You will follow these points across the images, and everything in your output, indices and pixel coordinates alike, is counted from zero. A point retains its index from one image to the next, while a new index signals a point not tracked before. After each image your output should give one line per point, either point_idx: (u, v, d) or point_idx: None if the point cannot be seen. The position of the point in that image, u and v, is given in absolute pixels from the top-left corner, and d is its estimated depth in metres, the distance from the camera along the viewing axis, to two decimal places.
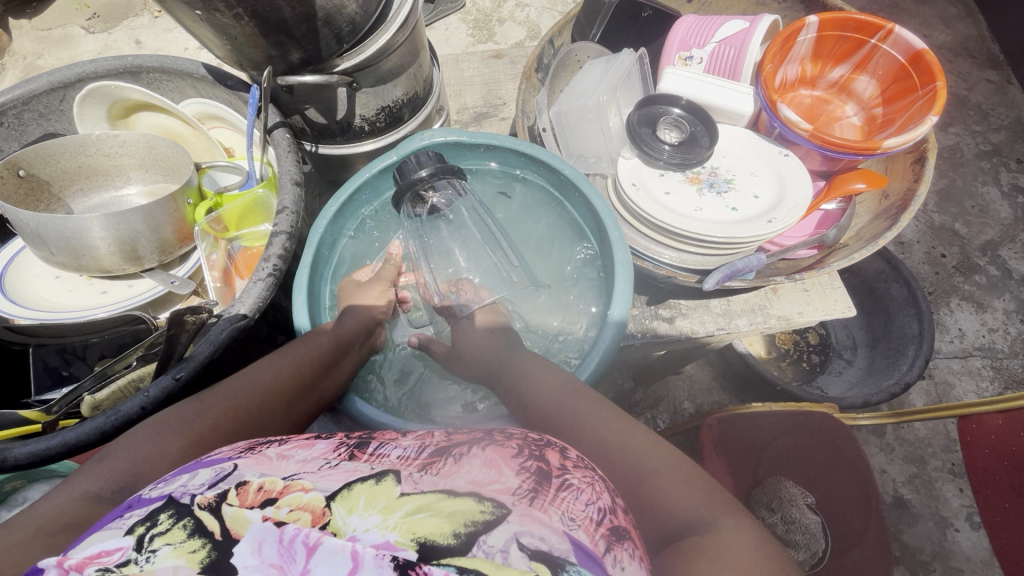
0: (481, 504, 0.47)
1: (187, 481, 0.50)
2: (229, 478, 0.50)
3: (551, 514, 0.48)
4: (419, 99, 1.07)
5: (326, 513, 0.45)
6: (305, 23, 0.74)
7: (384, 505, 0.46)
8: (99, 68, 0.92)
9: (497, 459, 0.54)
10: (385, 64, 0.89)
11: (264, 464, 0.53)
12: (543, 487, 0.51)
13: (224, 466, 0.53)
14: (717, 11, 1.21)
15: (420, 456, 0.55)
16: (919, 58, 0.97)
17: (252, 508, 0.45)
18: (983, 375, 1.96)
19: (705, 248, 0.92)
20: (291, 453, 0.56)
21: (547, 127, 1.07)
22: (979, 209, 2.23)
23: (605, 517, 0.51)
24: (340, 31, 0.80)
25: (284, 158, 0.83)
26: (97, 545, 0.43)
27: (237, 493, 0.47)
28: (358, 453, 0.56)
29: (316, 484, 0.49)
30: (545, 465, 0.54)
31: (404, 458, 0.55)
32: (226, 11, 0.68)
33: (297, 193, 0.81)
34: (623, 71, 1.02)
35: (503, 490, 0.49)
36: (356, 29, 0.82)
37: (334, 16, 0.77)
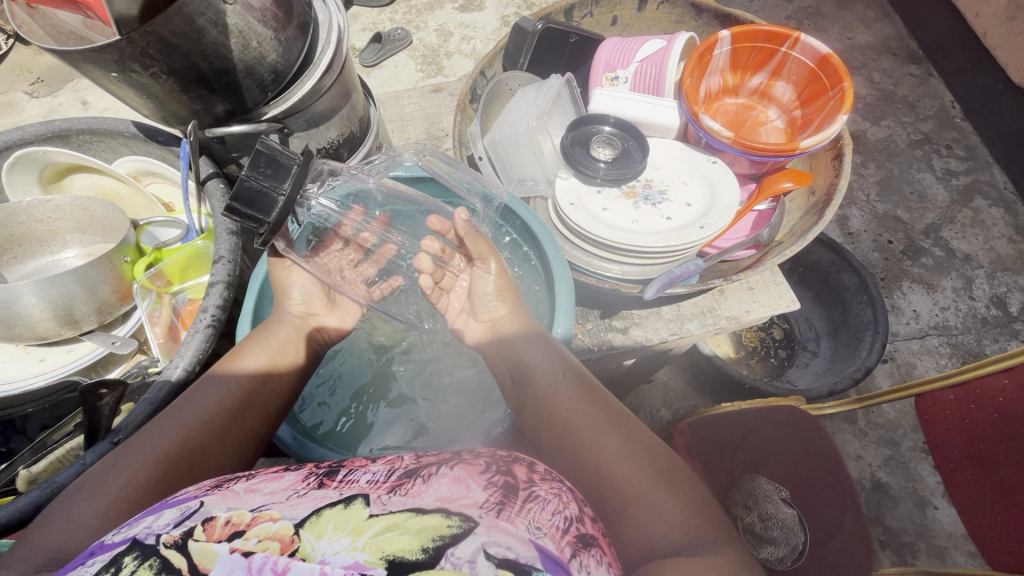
0: (449, 518, 0.48)
1: (152, 523, 0.51)
2: (195, 515, 0.51)
3: (517, 524, 0.49)
4: (357, 138, 1.09)
5: (294, 540, 0.45)
6: (224, 76, 0.76)
7: (352, 527, 0.47)
8: (25, 135, 0.90)
9: (465, 476, 0.55)
10: (315, 107, 0.91)
11: (231, 498, 0.54)
12: (510, 498, 0.52)
13: (190, 504, 0.54)
14: (639, 32, 1.27)
15: (389, 479, 0.56)
16: (826, 62, 1.03)
17: (219, 541, 0.46)
18: (941, 353, 2.04)
19: (646, 259, 0.95)
20: (258, 487, 0.56)
21: (483, 156, 1.09)
22: (918, 194, 2.34)
23: (572, 525, 0.52)
24: (263, 81, 0.81)
25: (218, 209, 0.82)
26: None
27: (205, 529, 0.48)
28: (326, 481, 0.57)
29: (284, 512, 0.50)
30: (512, 479, 0.56)
31: (373, 482, 0.56)
32: (144, 71, 0.70)
33: (233, 242, 0.81)
34: (552, 96, 1.05)
35: (472, 504, 0.51)
36: (280, 78, 0.83)
37: (254, 67, 0.78)
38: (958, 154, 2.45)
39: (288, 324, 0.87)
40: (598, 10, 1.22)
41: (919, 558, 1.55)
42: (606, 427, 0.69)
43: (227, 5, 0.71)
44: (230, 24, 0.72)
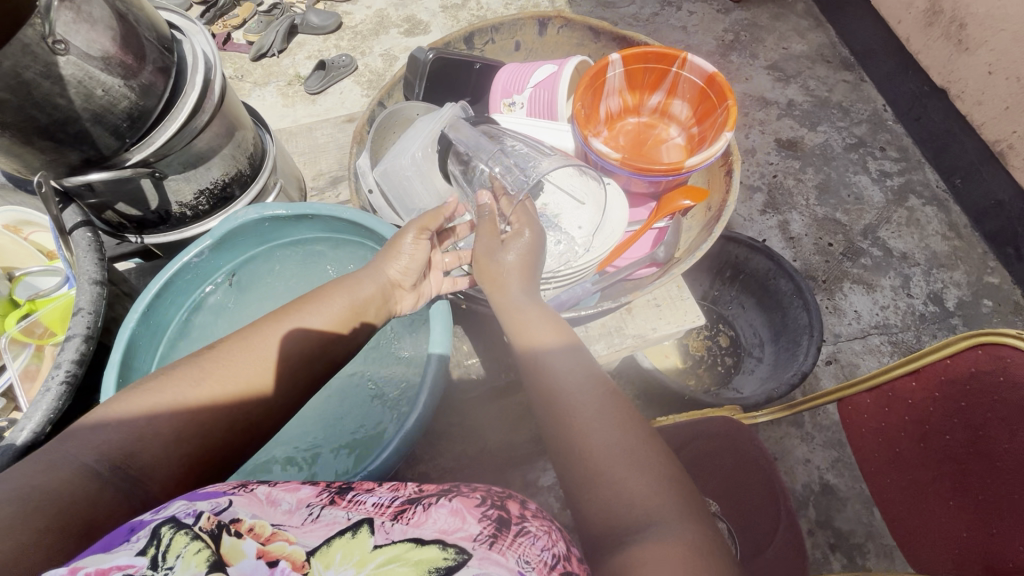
0: (446, 551, 0.56)
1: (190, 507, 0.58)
2: (225, 512, 0.58)
3: (507, 557, 0.57)
4: (247, 176, 1.26)
5: (305, 565, 0.54)
6: (75, 124, 0.92)
7: (358, 559, 0.55)
8: None
9: (462, 508, 0.62)
10: (184, 150, 1.08)
11: (258, 505, 0.61)
12: (503, 533, 0.60)
13: (221, 500, 0.61)
14: (544, 56, 1.29)
15: (394, 503, 0.63)
16: (713, 80, 1.06)
17: (248, 542, 0.56)
18: (883, 352, 2.06)
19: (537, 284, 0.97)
20: (279, 498, 0.63)
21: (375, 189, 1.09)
22: (855, 197, 2.40)
23: (560, 562, 0.60)
24: (117, 128, 0.97)
25: (83, 259, 0.89)
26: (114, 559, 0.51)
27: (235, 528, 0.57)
28: (338, 499, 0.64)
29: (300, 537, 0.57)
30: (505, 513, 0.64)
31: (380, 505, 0.63)
32: None
33: (95, 291, 0.87)
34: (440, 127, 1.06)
35: (467, 537, 0.59)
36: (136, 122, 0.99)
37: (104, 115, 0.94)
38: (892, 156, 2.51)
39: (380, 286, 0.96)
40: (500, 37, 1.23)
41: (868, 560, 1.55)
42: (611, 434, 0.72)
43: (60, 58, 0.86)
44: (69, 76, 0.88)
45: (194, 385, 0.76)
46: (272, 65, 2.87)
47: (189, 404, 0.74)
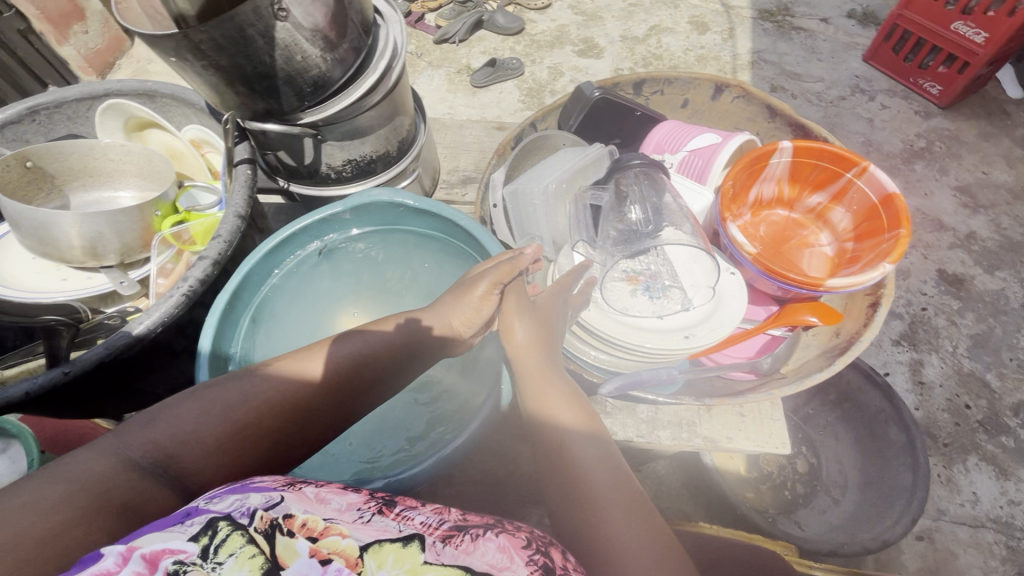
0: None
1: (243, 500, 0.62)
2: (278, 506, 0.62)
3: None
4: (392, 156, 1.34)
5: (358, 563, 0.57)
6: (268, 81, 1.01)
7: (409, 567, 0.59)
8: (121, 88, 1.10)
9: (509, 546, 0.64)
10: (350, 124, 1.17)
11: (306, 501, 0.65)
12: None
13: (272, 495, 0.64)
14: (708, 120, 1.24)
15: (441, 526, 0.67)
16: (890, 201, 0.94)
17: (299, 540, 0.58)
18: (993, 552, 1.73)
19: (622, 352, 0.94)
20: (327, 497, 0.68)
21: (498, 204, 1.08)
22: (1019, 364, 2.04)
23: None
24: (302, 91, 1.07)
25: (236, 192, 0.98)
26: (162, 543, 0.54)
27: (287, 523, 0.60)
28: (385, 509, 0.68)
29: (351, 532, 0.62)
30: (550, 561, 0.63)
31: (426, 525, 0.67)
32: (197, 63, 0.95)
33: (235, 225, 0.95)
34: (584, 163, 1.06)
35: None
36: (317, 90, 1.08)
37: (295, 79, 1.04)
38: None
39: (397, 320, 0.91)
40: (671, 90, 1.20)
41: None
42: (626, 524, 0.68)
43: (278, 23, 0.96)
44: (278, 40, 0.97)
45: (228, 409, 0.74)
46: (449, 51, 3.06)
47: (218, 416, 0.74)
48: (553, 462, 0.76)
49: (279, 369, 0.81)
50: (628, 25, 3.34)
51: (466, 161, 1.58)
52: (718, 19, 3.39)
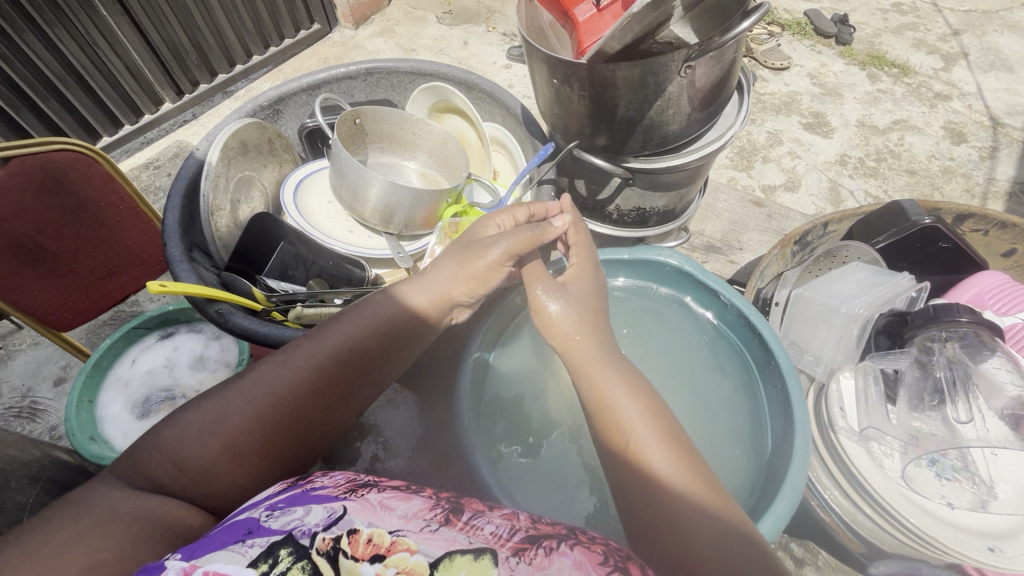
0: None
1: (304, 517, 0.65)
2: (340, 522, 0.64)
3: None
4: (671, 216, 1.46)
5: None
6: (629, 122, 1.15)
7: None
8: (447, 74, 1.25)
9: (586, 564, 0.62)
10: (663, 177, 1.26)
11: (370, 513, 0.66)
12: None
13: (334, 508, 0.67)
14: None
15: (512, 538, 0.65)
16: None
17: (364, 562, 0.59)
18: None
19: (901, 530, 1.07)
20: (392, 505, 0.69)
21: (779, 303, 1.34)
22: None
23: None
24: (650, 141, 1.19)
25: (541, 208, 1.04)
26: (221, 564, 0.57)
27: (351, 541, 0.61)
28: (452, 519, 0.68)
29: (419, 547, 0.61)
30: None
31: (497, 536, 0.65)
32: (574, 89, 1.11)
33: (531, 240, 0.99)
34: (888, 294, 1.23)
35: None
36: (660, 142, 1.20)
37: (652, 132, 1.17)
38: None
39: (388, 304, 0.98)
40: (1002, 236, 1.37)
41: None
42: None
43: (677, 79, 1.05)
44: (665, 91, 1.07)
45: (215, 424, 0.83)
46: None
47: (224, 425, 0.83)
48: (657, 513, 0.73)
49: (266, 376, 0.88)
50: (870, 112, 3.06)
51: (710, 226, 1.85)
52: (980, 133, 2.97)
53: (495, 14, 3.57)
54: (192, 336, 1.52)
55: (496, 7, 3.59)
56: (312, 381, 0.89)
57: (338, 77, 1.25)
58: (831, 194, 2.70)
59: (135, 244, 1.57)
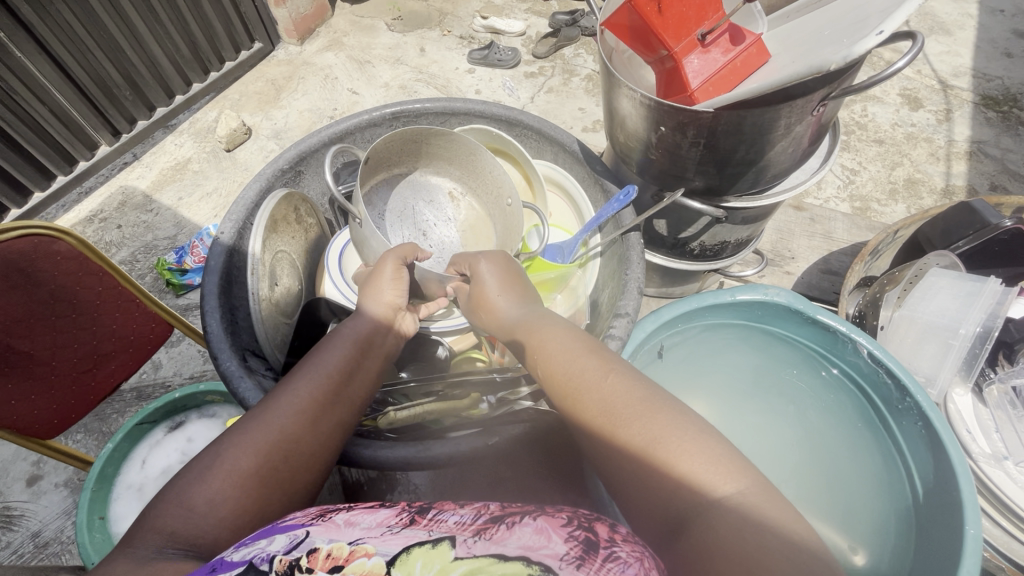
0: (529, 566, 0.54)
1: (265, 545, 0.56)
2: (302, 544, 0.56)
3: None
4: (745, 244, 1.42)
5: None
6: (739, 167, 1.08)
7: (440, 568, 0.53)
8: (488, 112, 1.19)
9: (547, 527, 0.60)
10: (751, 211, 1.23)
11: (332, 531, 0.59)
12: (590, 555, 0.56)
13: (297, 533, 0.58)
14: None
15: (476, 522, 0.61)
16: None
17: (322, 571, 0.52)
18: None
19: None
20: (357, 520, 0.61)
21: (886, 326, 1.23)
22: None
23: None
24: (755, 180, 1.13)
25: (635, 262, 0.99)
26: None
27: (309, 559, 0.54)
28: (418, 518, 0.62)
29: (377, 549, 0.55)
30: (594, 535, 0.60)
31: (461, 524, 0.61)
32: (688, 138, 1.03)
33: (638, 300, 0.93)
34: (987, 307, 1.13)
35: (552, 555, 0.55)
36: (765, 179, 1.14)
37: (761, 171, 1.10)
38: None
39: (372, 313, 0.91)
40: None
41: None
42: None
43: (806, 118, 1.00)
44: (794, 129, 1.01)
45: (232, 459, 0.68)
46: None
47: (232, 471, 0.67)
48: (687, 506, 0.61)
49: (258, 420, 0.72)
50: None
51: None
52: (932, 97, 3.10)
53: (448, 15, 3.37)
54: (208, 422, 1.34)
55: (448, 8, 3.40)
56: (315, 413, 0.75)
57: (363, 126, 1.15)
58: None
59: (121, 325, 1.36)
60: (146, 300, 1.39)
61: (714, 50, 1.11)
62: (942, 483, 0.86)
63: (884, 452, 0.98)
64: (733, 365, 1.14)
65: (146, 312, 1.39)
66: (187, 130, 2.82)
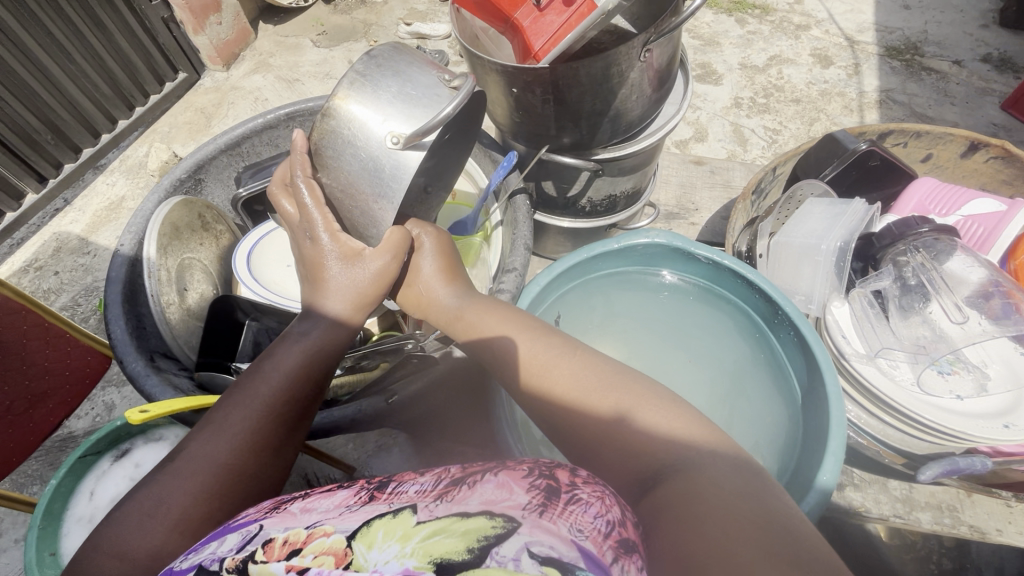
0: (493, 520, 0.51)
1: (216, 547, 0.55)
2: (255, 539, 0.55)
3: (560, 525, 0.51)
4: (637, 196, 1.53)
5: (347, 554, 0.49)
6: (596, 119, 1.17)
7: (401, 534, 0.51)
8: None
9: (509, 480, 0.58)
10: (625, 162, 1.32)
11: (288, 519, 0.58)
12: (553, 501, 0.55)
13: (250, 528, 0.58)
14: (951, 176, 1.43)
15: (437, 487, 0.59)
16: None
17: (277, 561, 0.50)
18: None
19: (925, 433, 1.09)
20: (314, 505, 0.61)
21: (763, 254, 1.32)
22: None
23: (615, 530, 0.54)
24: (616, 130, 1.23)
25: (522, 223, 1.11)
26: None
27: (263, 551, 0.52)
28: (378, 494, 0.60)
29: (336, 527, 0.54)
30: (554, 483, 0.58)
31: (421, 492, 0.59)
32: (540, 97, 1.11)
33: (525, 256, 1.06)
34: (852, 221, 1.22)
35: (514, 506, 0.53)
36: (625, 129, 1.25)
37: (618, 121, 1.20)
38: None
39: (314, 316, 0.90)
40: (916, 143, 1.36)
41: None
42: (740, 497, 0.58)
43: (638, 63, 1.08)
44: (629, 76, 1.10)
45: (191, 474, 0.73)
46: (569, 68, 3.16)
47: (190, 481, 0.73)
48: (637, 451, 0.67)
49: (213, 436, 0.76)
50: (747, 53, 3.27)
51: None
52: (841, 54, 3.27)
53: (374, 26, 3.40)
54: (155, 445, 1.35)
55: (372, 19, 3.43)
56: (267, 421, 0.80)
57: (258, 130, 1.17)
58: (736, 136, 2.87)
59: (52, 362, 1.35)
60: (75, 335, 1.39)
61: (552, 10, 1.09)
62: (814, 376, 0.95)
63: (765, 357, 1.05)
64: (617, 299, 1.15)
65: (78, 346, 1.39)
66: (119, 167, 2.77)
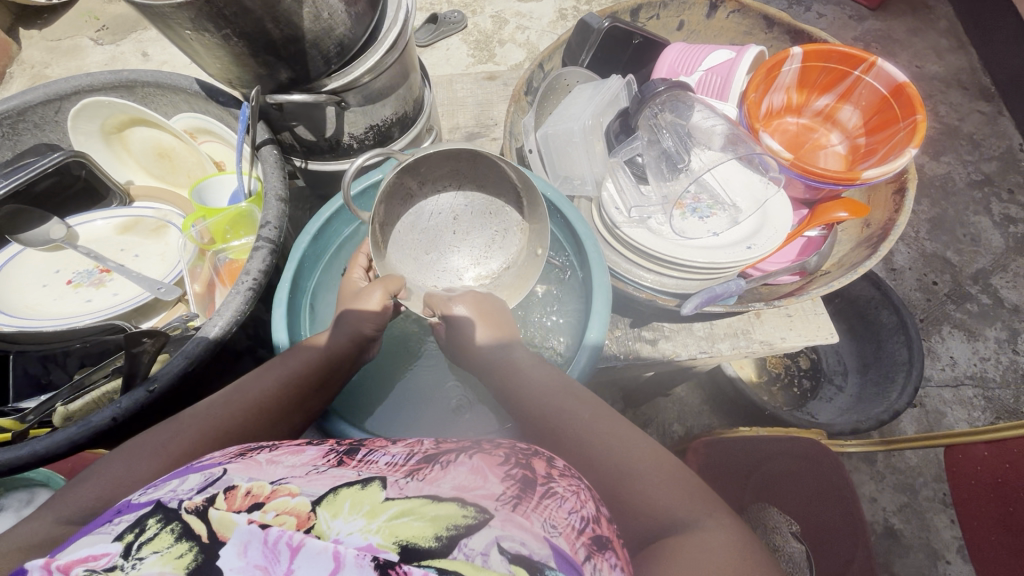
0: (465, 508, 0.47)
1: (176, 485, 0.51)
2: (217, 482, 0.51)
3: (533, 521, 0.47)
4: (409, 119, 1.41)
5: (310, 518, 0.45)
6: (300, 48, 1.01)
7: (368, 509, 0.46)
8: (94, 82, 1.14)
9: (483, 466, 0.54)
10: (374, 85, 1.19)
11: (252, 468, 0.54)
12: (527, 494, 0.51)
13: (212, 471, 0.54)
14: (704, 38, 1.51)
15: (408, 462, 0.55)
16: (900, 90, 1.13)
17: (238, 512, 0.46)
18: (974, 405, 1.79)
19: (683, 273, 1.08)
20: (281, 458, 0.56)
21: (532, 150, 1.27)
22: (971, 238, 2.07)
23: (588, 527, 0.51)
24: (330, 52, 1.07)
25: (271, 173, 1.02)
26: (85, 550, 0.44)
27: (225, 497, 0.48)
28: (347, 458, 0.56)
29: (303, 488, 0.49)
30: (530, 473, 0.55)
31: (392, 464, 0.55)
32: (219, 34, 0.93)
33: (280, 208, 0.99)
34: (608, 97, 1.21)
35: (487, 495, 0.49)
36: (345, 49, 1.10)
37: (325, 43, 1.04)
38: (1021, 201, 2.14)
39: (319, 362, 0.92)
40: (665, 13, 1.43)
41: None
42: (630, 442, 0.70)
43: None
44: None
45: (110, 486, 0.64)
46: None
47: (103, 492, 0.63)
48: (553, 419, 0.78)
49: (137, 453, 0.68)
50: None
51: (464, 117, 1.87)
52: None
53: None
54: None
55: None
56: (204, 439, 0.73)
57: None
58: None
59: None
60: None
61: None
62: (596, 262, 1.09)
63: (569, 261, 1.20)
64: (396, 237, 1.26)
65: None
66: None
